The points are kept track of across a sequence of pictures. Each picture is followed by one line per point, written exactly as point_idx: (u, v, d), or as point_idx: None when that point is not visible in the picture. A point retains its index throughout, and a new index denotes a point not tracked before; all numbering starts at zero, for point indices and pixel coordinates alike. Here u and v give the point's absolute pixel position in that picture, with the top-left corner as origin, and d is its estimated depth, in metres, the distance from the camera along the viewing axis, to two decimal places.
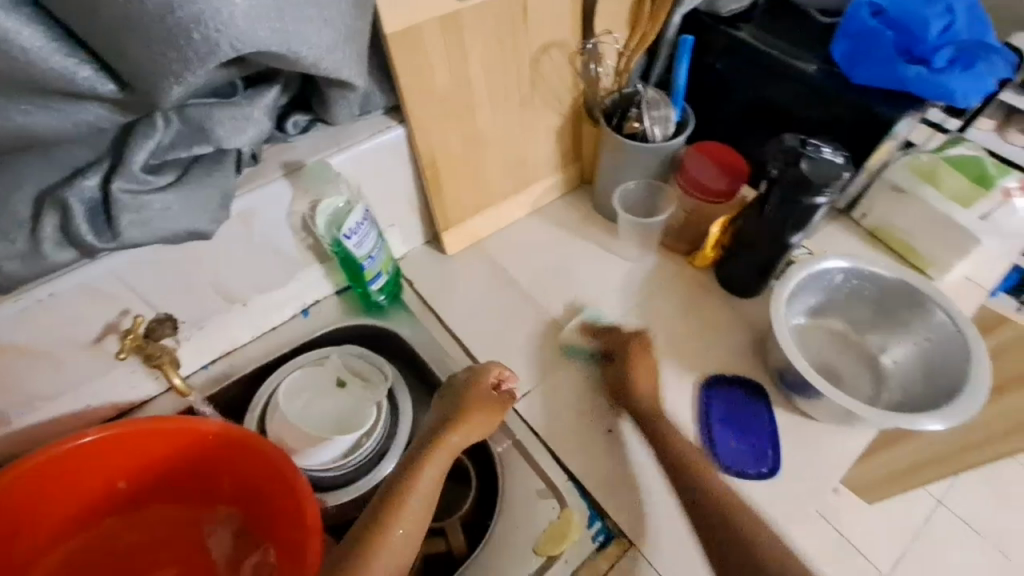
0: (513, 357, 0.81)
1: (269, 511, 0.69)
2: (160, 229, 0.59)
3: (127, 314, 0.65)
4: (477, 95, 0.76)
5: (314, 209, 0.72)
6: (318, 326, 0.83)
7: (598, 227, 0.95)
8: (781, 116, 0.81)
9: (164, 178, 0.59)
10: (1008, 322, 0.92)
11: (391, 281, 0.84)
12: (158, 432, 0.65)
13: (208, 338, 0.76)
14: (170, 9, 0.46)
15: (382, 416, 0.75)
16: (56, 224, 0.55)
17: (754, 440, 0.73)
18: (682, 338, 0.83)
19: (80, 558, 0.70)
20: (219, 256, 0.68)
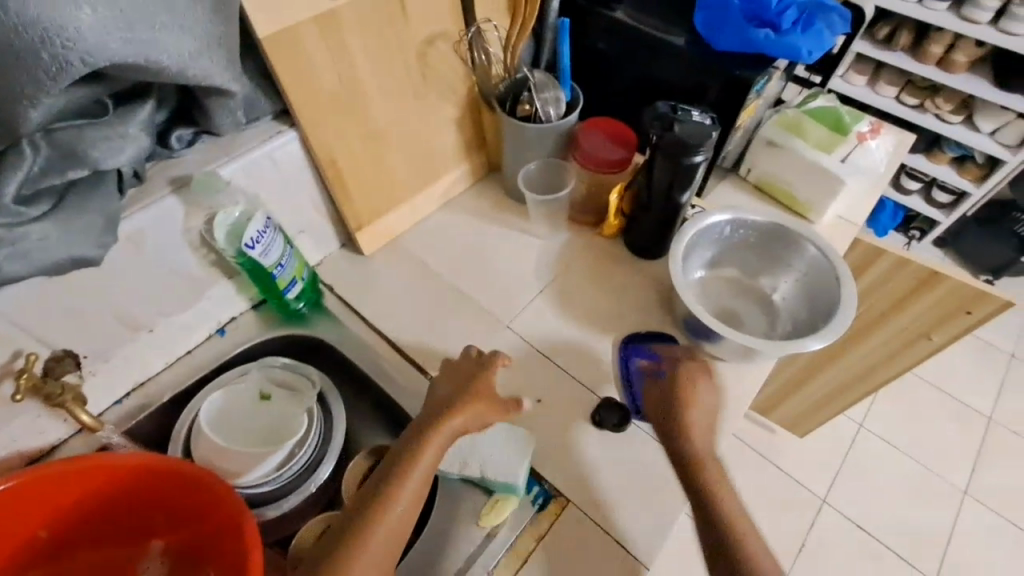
0: (440, 346, 0.83)
1: (206, 536, 0.67)
2: (41, 261, 0.56)
3: (19, 354, 0.62)
4: (367, 92, 0.77)
5: (210, 223, 0.70)
6: (237, 343, 0.81)
7: (509, 210, 0.98)
8: (659, 86, 0.87)
9: (40, 207, 0.56)
10: (883, 252, 1.03)
11: (308, 287, 0.84)
12: (76, 471, 0.62)
13: (116, 370, 0.73)
14: (9, 29, 0.44)
15: (314, 424, 0.74)
16: None
17: None
18: (598, 305, 0.88)
19: None
20: (115, 282, 0.66)
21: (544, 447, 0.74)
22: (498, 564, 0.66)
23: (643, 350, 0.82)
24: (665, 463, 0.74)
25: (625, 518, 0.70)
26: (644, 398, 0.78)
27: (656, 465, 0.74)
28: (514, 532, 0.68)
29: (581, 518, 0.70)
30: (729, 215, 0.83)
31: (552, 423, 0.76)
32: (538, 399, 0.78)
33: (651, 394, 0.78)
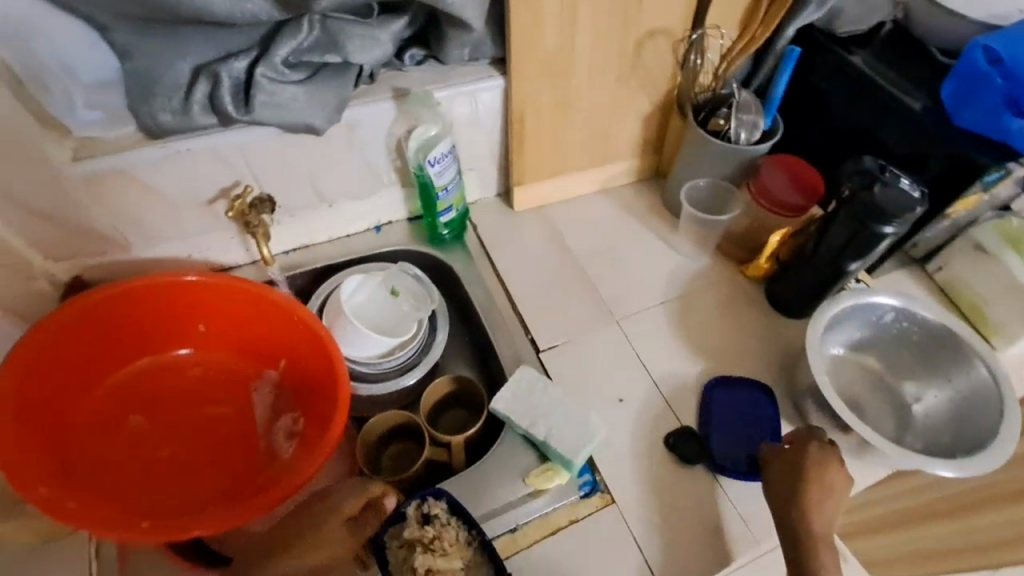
0: (549, 314, 0.86)
1: (312, 379, 0.77)
2: (287, 116, 0.69)
3: (239, 183, 0.76)
4: (578, 63, 0.81)
5: (408, 134, 0.80)
6: (386, 242, 0.92)
7: (660, 219, 0.98)
8: (871, 145, 0.81)
9: (299, 74, 0.69)
10: None
11: (458, 219, 0.91)
12: (241, 288, 0.75)
13: (294, 226, 0.86)
14: None
15: (421, 331, 0.84)
16: (205, 92, 0.66)
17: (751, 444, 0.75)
18: (713, 338, 0.85)
19: (145, 379, 0.79)
20: (323, 155, 0.78)
21: (609, 443, 0.75)
22: (527, 522, 0.69)
23: (738, 397, 0.79)
24: (720, 514, 0.71)
25: (661, 542, 0.69)
26: (723, 444, 0.75)
27: (709, 511, 0.71)
28: (553, 503, 0.70)
29: (617, 523, 0.70)
30: (898, 302, 0.75)
31: (625, 426, 0.76)
32: (620, 399, 0.79)
33: (734, 443, 0.75)
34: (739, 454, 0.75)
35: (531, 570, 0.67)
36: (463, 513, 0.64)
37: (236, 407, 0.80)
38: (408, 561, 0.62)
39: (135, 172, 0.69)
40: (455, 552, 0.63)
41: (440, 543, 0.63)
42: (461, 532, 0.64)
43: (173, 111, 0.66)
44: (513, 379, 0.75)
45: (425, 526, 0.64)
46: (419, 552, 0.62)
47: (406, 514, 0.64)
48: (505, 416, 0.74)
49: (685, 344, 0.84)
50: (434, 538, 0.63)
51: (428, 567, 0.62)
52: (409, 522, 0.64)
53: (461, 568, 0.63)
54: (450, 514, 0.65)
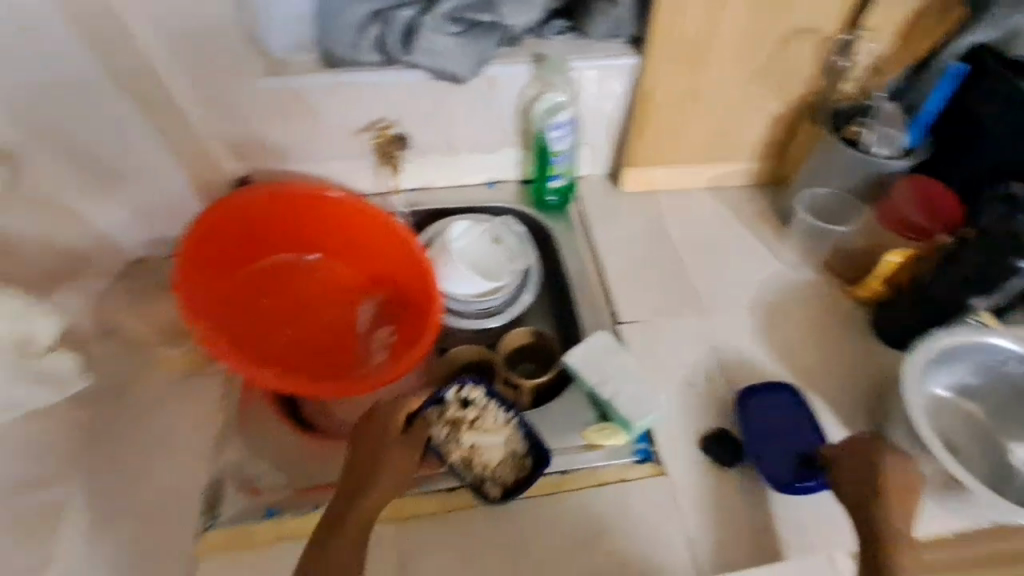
0: (635, 292, 0.89)
1: (413, 304, 0.87)
2: (438, 62, 0.77)
3: (383, 119, 0.85)
4: (715, 51, 0.82)
5: (538, 97, 0.85)
6: (496, 198, 0.99)
7: (767, 224, 0.96)
8: None
9: (455, 28, 0.76)
10: None
11: (566, 187, 0.96)
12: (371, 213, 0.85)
13: (419, 168, 0.95)
14: None
15: (512, 281, 0.90)
16: (377, 33, 0.77)
17: (796, 453, 0.72)
18: (800, 349, 0.83)
19: (271, 275, 0.90)
20: (460, 105, 0.86)
21: (671, 423, 0.76)
22: (577, 471, 0.72)
23: (778, 402, 0.76)
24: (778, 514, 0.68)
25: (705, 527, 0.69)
26: (769, 457, 0.72)
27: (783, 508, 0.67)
28: (605, 459, 0.73)
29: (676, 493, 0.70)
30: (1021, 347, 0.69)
31: (690, 409, 0.77)
32: (689, 383, 0.80)
33: (774, 451, 0.72)
34: (781, 463, 0.71)
35: (572, 514, 0.70)
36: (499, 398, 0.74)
37: (346, 312, 0.90)
38: (453, 437, 0.71)
39: (307, 94, 0.80)
40: (495, 430, 0.72)
41: (482, 422, 0.73)
42: (499, 415, 0.73)
43: (348, 47, 0.77)
44: (590, 341, 0.79)
45: (465, 409, 0.73)
46: (464, 429, 0.72)
47: (447, 399, 0.73)
48: (577, 371, 0.77)
49: (768, 348, 0.83)
50: (475, 418, 0.73)
51: (473, 441, 0.72)
52: (450, 405, 0.73)
53: (501, 443, 0.72)
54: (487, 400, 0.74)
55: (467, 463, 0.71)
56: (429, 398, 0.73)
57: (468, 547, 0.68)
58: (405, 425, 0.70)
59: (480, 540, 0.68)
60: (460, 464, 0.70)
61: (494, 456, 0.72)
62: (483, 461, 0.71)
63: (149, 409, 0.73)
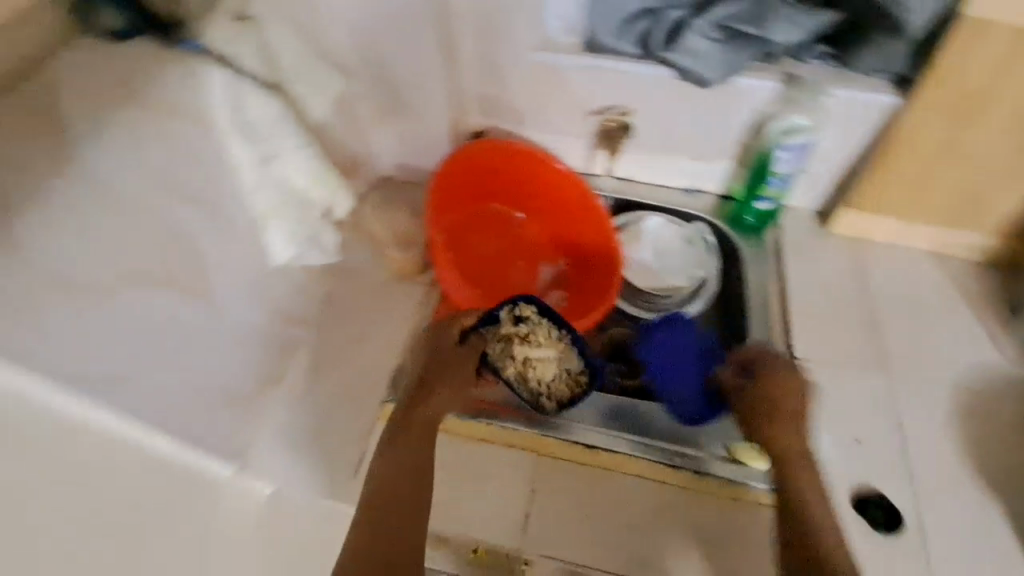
0: (818, 333, 0.85)
1: (595, 280, 0.94)
2: (692, 63, 0.82)
3: (618, 107, 0.92)
4: (1002, 107, 0.74)
5: (775, 117, 0.86)
6: (693, 206, 1.01)
7: (989, 308, 0.87)
8: None
9: (719, 35, 0.81)
10: None
11: (771, 212, 0.95)
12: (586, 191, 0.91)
13: (630, 159, 1.00)
14: None
15: (691, 285, 0.93)
16: (644, 28, 0.85)
17: (689, 387, 0.82)
18: (992, 446, 0.76)
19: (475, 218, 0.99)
20: (696, 108, 0.89)
21: (823, 472, 0.73)
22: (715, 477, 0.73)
23: (671, 339, 0.87)
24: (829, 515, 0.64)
25: None
26: (672, 382, 0.84)
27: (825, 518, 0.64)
28: (745, 478, 0.73)
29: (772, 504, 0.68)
30: None
31: (849, 464, 0.74)
32: (855, 439, 0.76)
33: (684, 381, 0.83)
34: (692, 391, 0.82)
35: (700, 514, 0.71)
36: (552, 316, 0.77)
37: (528, 271, 0.99)
38: (507, 351, 0.76)
39: (563, 71, 0.88)
40: (547, 344, 0.76)
41: (535, 337, 0.76)
42: (551, 330, 0.77)
43: (614, 36, 0.86)
44: (757, 362, 0.79)
45: (517, 325, 0.77)
46: (517, 343, 0.76)
47: (500, 317, 0.77)
48: (738, 385, 0.78)
49: (953, 434, 0.77)
50: (527, 333, 0.77)
51: (526, 355, 0.76)
52: (504, 323, 0.77)
53: (554, 358, 0.77)
54: (539, 316, 0.78)
55: (522, 374, 0.76)
56: (483, 317, 0.77)
57: (593, 504, 0.72)
58: (460, 339, 0.76)
59: (607, 501, 0.72)
60: (514, 377, 0.76)
61: (548, 371, 0.76)
62: (538, 374, 0.76)
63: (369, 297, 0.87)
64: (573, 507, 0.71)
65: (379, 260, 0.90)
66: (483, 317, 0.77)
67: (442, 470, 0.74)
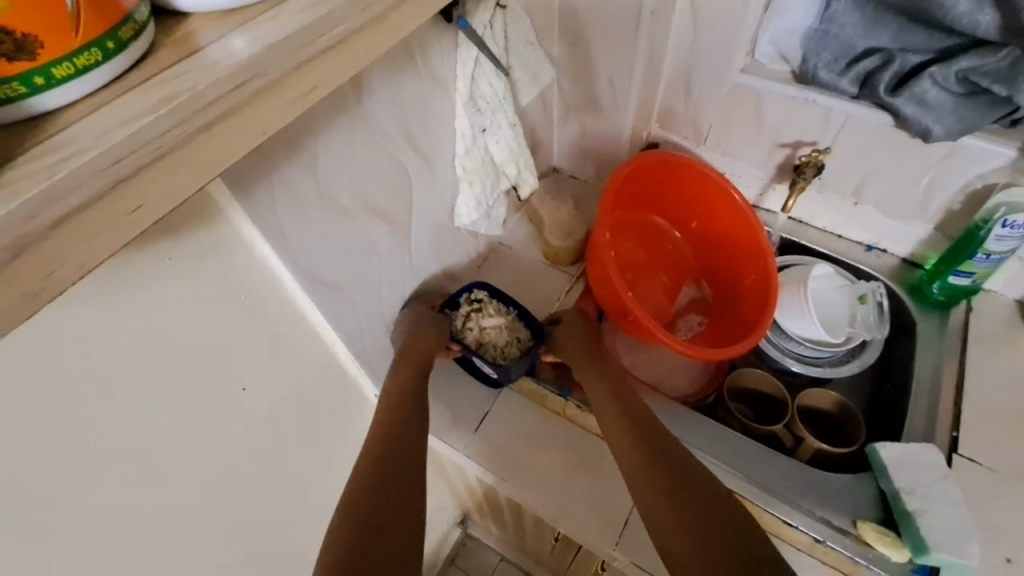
0: (991, 435, 0.75)
1: (736, 314, 0.92)
2: (917, 114, 0.75)
3: (813, 144, 0.88)
4: None
5: (1003, 188, 0.78)
6: (868, 264, 0.94)
7: None
8: None
9: (958, 88, 0.73)
10: None
11: (964, 290, 0.85)
12: (755, 227, 0.88)
13: (810, 201, 0.95)
14: None
15: (846, 345, 0.86)
16: (868, 67, 0.78)
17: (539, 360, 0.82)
18: None
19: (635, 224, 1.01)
20: (903, 160, 0.82)
21: None
22: (833, 549, 0.68)
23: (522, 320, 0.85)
24: (737, 518, 0.56)
25: None
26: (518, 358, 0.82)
27: None
28: (871, 560, 0.67)
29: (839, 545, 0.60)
30: None
31: None
32: (1006, 556, 0.66)
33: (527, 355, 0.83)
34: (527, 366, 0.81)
35: None
36: (501, 294, 0.84)
37: (670, 288, 0.99)
38: (465, 325, 0.82)
39: (767, 100, 0.86)
40: (497, 316, 0.83)
41: (487, 310, 0.83)
42: (500, 306, 0.84)
43: (830, 72, 0.80)
44: (916, 448, 0.72)
45: (473, 303, 0.83)
46: (474, 316, 0.82)
47: (458, 300, 0.84)
48: (883, 463, 0.71)
49: None
50: (481, 308, 0.83)
51: (480, 325, 0.82)
52: (461, 305, 0.83)
53: (506, 327, 0.83)
54: (492, 295, 0.84)
55: (479, 345, 0.81)
56: (444, 302, 0.84)
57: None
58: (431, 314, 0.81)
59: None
60: (473, 345, 0.81)
61: (502, 338, 0.82)
62: (492, 340, 0.82)
63: (518, 273, 0.93)
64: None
65: (534, 242, 0.96)
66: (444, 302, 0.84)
67: (561, 450, 0.77)
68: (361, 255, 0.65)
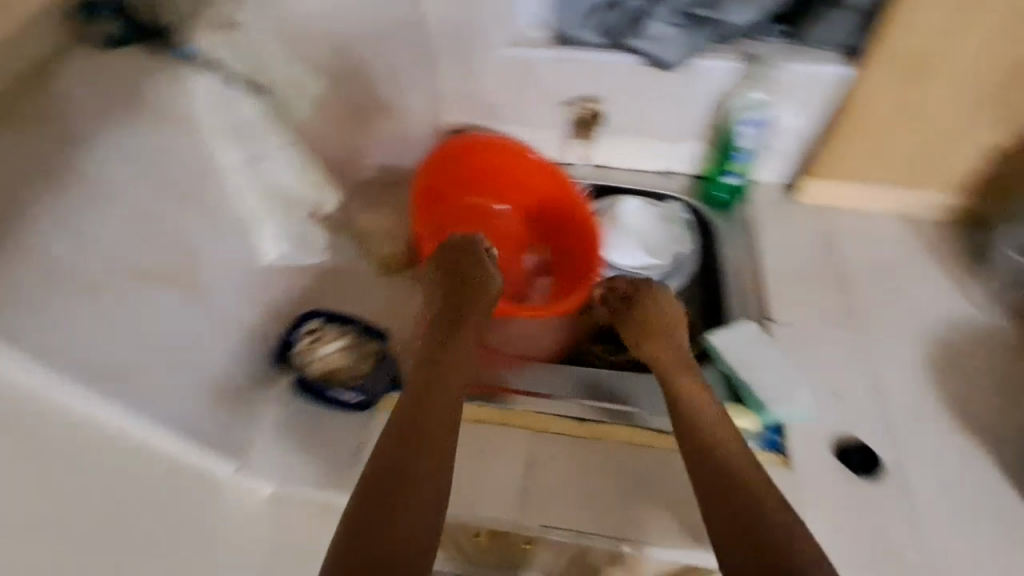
0: (793, 298, 0.89)
1: (579, 264, 0.97)
2: (655, 47, 0.87)
3: (589, 97, 0.96)
4: (942, 74, 0.81)
5: (739, 95, 0.90)
6: (667, 188, 1.05)
7: (949, 263, 0.92)
8: None
9: (678, 20, 0.87)
10: None
11: (739, 187, 1.00)
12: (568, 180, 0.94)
13: (605, 146, 1.03)
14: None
15: (667, 262, 0.97)
16: (609, 19, 0.90)
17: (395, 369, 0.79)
18: (961, 391, 0.79)
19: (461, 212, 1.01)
20: (661, 91, 0.93)
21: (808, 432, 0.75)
22: None
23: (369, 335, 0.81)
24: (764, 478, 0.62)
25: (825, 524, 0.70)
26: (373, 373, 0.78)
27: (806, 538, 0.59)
28: None
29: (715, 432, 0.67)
30: None
31: (832, 418, 0.77)
32: (833, 393, 0.79)
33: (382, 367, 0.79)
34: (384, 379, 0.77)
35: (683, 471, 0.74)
36: (333, 315, 0.80)
37: (508, 261, 1.02)
38: (304, 360, 0.77)
39: (539, 64, 0.92)
40: (335, 339, 0.78)
41: (322, 337, 0.78)
42: (336, 328, 0.79)
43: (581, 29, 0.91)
44: (736, 327, 0.82)
45: (307, 335, 0.78)
46: (311, 347, 0.77)
47: (292, 336, 0.78)
48: (717, 349, 0.81)
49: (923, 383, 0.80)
50: (316, 337, 0.78)
51: (319, 355, 0.77)
52: (295, 340, 0.78)
53: (347, 348, 0.79)
54: (324, 320, 0.80)
55: (326, 375, 0.77)
56: (279, 343, 0.78)
57: (589, 475, 0.74)
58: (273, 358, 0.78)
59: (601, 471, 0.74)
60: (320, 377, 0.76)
61: (347, 360, 0.78)
62: (338, 366, 0.77)
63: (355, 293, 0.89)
64: (565, 480, 0.73)
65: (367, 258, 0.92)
66: (278, 343, 0.78)
67: None
68: (148, 311, 0.60)
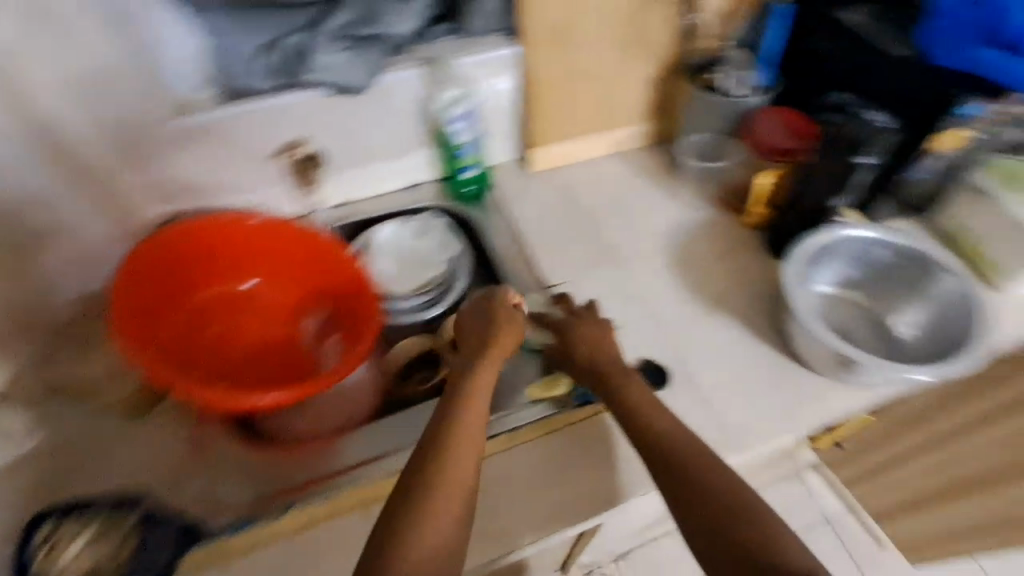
0: (560, 258, 0.95)
1: (354, 307, 0.89)
2: (332, 77, 0.83)
3: (295, 141, 0.89)
4: (583, 30, 0.92)
5: (434, 96, 0.92)
6: (417, 200, 1.04)
7: (667, 178, 1.05)
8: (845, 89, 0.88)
9: (342, 45, 0.83)
10: None
11: (481, 176, 1.03)
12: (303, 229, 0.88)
13: (339, 184, 0.99)
14: None
15: (444, 272, 0.96)
16: (277, 59, 0.83)
17: (168, 528, 0.68)
18: (708, 278, 0.92)
19: (211, 305, 0.91)
20: (361, 115, 0.91)
21: None
22: (526, 425, 0.79)
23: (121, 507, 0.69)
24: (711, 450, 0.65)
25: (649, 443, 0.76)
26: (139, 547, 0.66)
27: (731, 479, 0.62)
28: (551, 409, 0.80)
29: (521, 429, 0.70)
30: (881, 235, 0.78)
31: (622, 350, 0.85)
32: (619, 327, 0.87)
33: (151, 533, 0.67)
34: (155, 546, 0.66)
35: (521, 464, 0.77)
36: (69, 509, 0.68)
37: (291, 331, 0.93)
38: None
39: (219, 128, 0.84)
40: (78, 534, 0.66)
41: (61, 540, 0.66)
42: (77, 520, 0.67)
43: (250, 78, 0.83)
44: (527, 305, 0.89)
45: (41, 549, 0.65)
46: (50, 560, 0.64)
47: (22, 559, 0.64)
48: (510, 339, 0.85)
49: (681, 285, 0.92)
50: (52, 544, 0.65)
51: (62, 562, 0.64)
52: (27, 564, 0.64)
53: (96, 537, 0.66)
54: (58, 521, 0.67)
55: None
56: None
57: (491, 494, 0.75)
58: None
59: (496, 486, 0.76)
60: None
61: (97, 551, 0.65)
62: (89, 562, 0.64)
63: (113, 455, 0.76)
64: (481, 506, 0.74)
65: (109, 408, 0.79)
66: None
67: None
68: None
